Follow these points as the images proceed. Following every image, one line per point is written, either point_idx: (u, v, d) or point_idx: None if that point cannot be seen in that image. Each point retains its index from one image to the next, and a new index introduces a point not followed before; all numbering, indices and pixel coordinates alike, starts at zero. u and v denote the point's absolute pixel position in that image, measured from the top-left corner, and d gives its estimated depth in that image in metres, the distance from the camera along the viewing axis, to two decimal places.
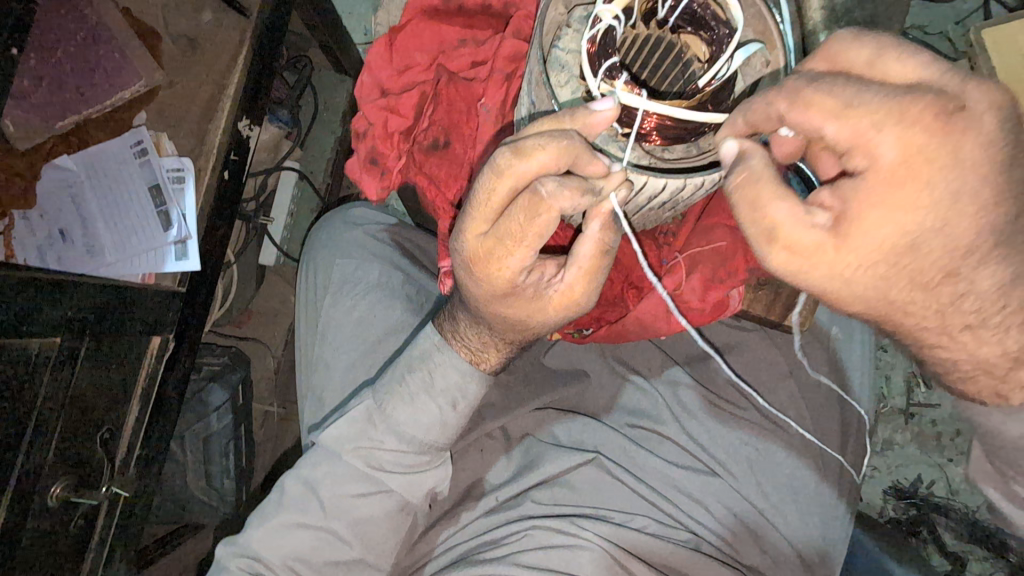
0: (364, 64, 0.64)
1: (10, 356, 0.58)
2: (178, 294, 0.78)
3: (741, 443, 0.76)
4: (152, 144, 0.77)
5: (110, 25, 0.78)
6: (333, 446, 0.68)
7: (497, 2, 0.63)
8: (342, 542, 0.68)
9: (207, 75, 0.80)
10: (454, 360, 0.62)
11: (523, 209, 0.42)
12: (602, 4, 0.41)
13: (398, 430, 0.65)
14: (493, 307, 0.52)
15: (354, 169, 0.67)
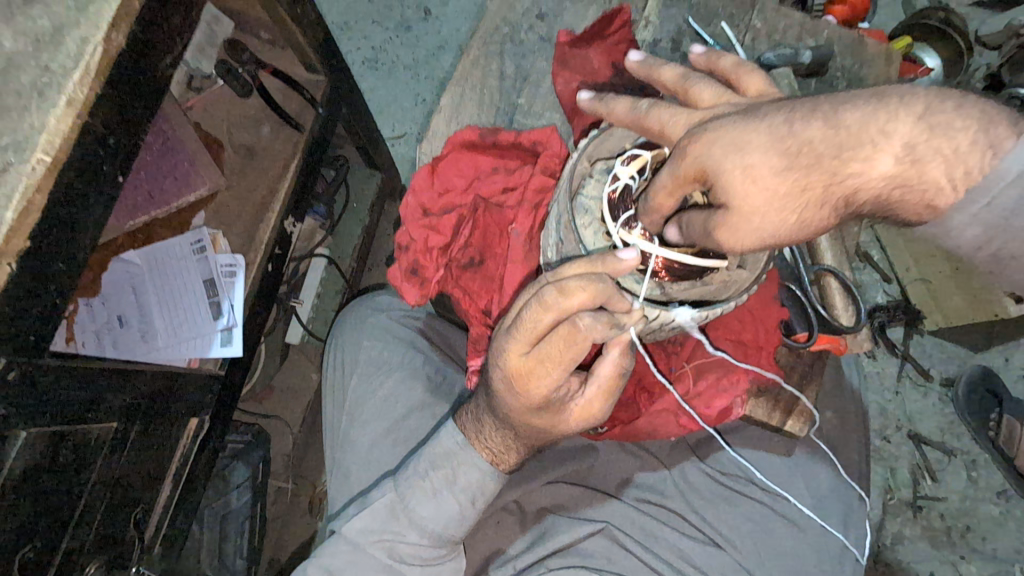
0: (410, 187, 0.76)
1: (74, 442, 0.62)
2: (219, 377, 0.83)
3: (745, 520, 0.79)
4: (209, 242, 0.86)
5: (184, 138, 0.87)
6: (356, 538, 0.71)
7: (527, 139, 0.77)
8: None
9: (263, 179, 0.91)
10: (477, 464, 0.67)
11: (561, 338, 0.50)
12: (620, 167, 0.55)
13: (419, 523, 0.68)
14: (524, 415, 0.58)
15: (396, 277, 0.76)
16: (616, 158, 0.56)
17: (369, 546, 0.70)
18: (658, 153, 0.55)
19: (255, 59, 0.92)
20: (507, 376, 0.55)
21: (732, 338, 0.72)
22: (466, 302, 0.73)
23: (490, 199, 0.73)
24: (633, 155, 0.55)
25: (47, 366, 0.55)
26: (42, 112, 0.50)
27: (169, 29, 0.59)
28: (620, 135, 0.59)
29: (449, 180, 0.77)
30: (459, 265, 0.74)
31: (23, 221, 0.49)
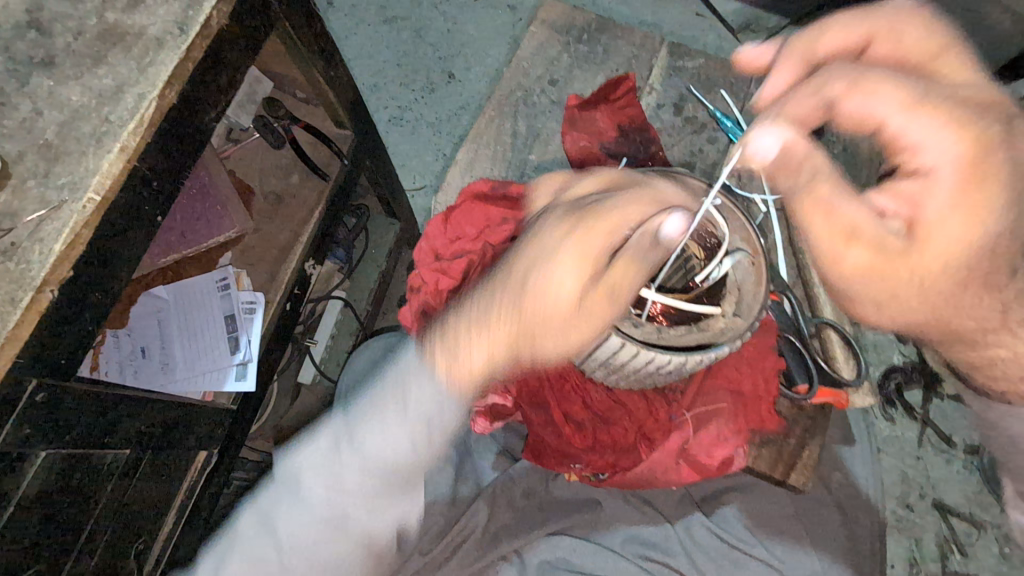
0: (423, 234, 0.81)
1: (91, 467, 0.64)
2: (230, 412, 0.86)
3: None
4: (233, 280, 0.91)
5: (218, 183, 0.93)
6: (295, 471, 0.59)
7: (535, 191, 0.82)
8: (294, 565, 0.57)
9: (287, 224, 0.96)
10: (337, 446, 0.59)
11: (602, 236, 0.55)
12: None
13: (315, 534, 0.58)
14: (544, 317, 0.55)
15: (407, 318, 0.81)
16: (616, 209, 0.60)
17: (246, 565, 0.57)
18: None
19: (290, 115, 1.00)
20: (566, 267, 0.55)
21: (731, 387, 0.73)
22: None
23: (498, 246, 0.78)
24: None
25: (74, 391, 0.58)
26: (98, 157, 0.56)
27: (217, 88, 0.66)
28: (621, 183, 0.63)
29: (460, 227, 0.81)
30: None
31: (69, 252, 0.54)
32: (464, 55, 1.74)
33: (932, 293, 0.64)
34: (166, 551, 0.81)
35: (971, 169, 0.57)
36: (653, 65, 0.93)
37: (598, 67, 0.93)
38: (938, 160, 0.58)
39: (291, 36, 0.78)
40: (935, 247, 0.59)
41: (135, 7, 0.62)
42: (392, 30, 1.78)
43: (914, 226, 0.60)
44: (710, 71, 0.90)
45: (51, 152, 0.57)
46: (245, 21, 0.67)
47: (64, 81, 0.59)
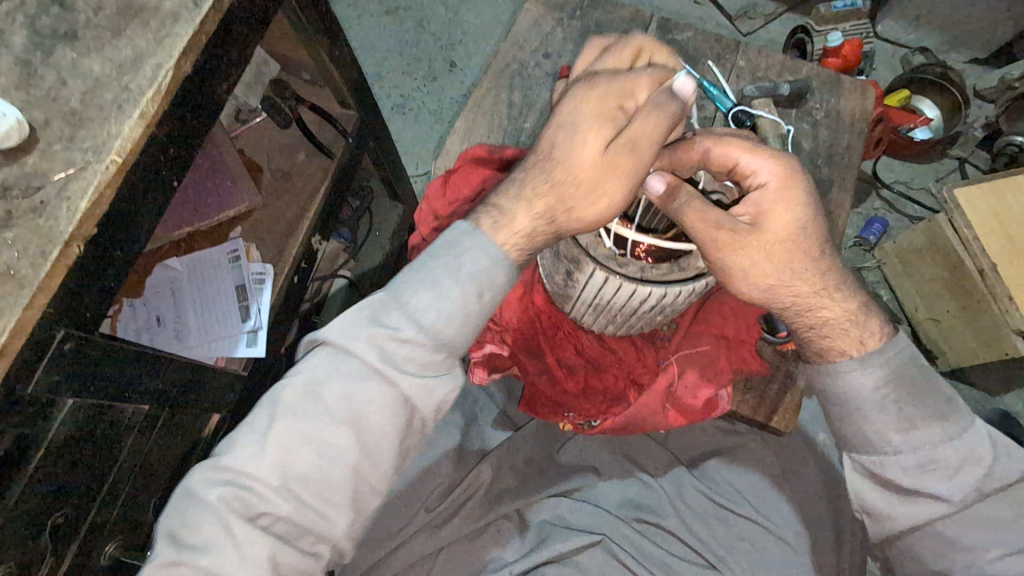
0: (424, 197, 0.88)
1: (111, 418, 0.68)
2: (241, 377, 0.89)
3: (738, 538, 0.81)
4: (244, 252, 0.95)
5: (228, 160, 0.97)
6: (344, 338, 0.64)
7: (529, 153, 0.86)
8: (333, 450, 0.61)
9: (296, 199, 1.01)
10: (348, 328, 0.64)
11: (608, 102, 0.64)
12: None
13: (320, 412, 0.62)
14: (578, 179, 0.64)
15: None
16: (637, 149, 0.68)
17: (254, 444, 0.60)
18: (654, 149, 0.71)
19: (295, 96, 1.04)
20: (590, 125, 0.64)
21: (712, 332, 0.87)
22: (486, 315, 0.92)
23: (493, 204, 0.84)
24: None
25: (98, 343, 0.62)
26: (119, 121, 0.60)
27: (228, 60, 0.69)
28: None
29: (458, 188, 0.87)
30: None
31: (93, 210, 0.58)
32: (464, 43, 1.77)
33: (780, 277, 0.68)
34: None
35: (784, 178, 0.65)
36: (644, 39, 0.94)
37: (591, 42, 0.95)
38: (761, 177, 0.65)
39: (296, 14, 0.81)
40: (782, 231, 0.66)
41: None
42: (393, 19, 1.81)
43: (756, 232, 0.65)
44: (698, 44, 0.93)
45: (76, 118, 0.60)
46: None
47: (86, 53, 0.63)
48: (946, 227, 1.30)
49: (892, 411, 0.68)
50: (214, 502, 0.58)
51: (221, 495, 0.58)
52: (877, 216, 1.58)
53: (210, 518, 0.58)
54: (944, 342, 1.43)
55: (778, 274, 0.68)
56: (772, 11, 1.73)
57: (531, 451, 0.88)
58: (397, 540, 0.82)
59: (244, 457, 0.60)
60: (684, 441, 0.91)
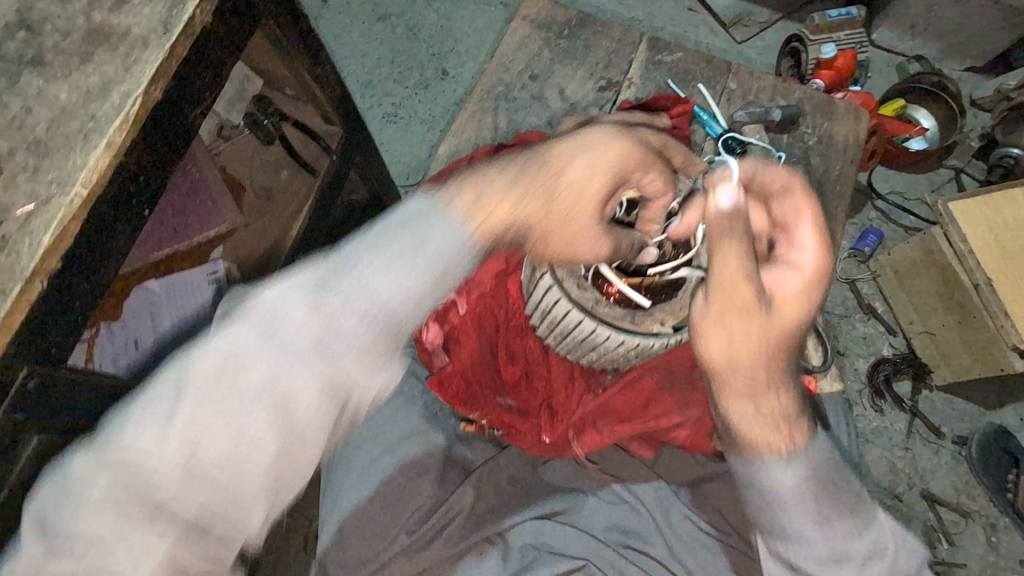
0: (446, 165, 0.79)
1: None
2: None
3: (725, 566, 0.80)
4: (225, 275, 0.93)
5: (209, 179, 0.95)
6: (269, 299, 0.59)
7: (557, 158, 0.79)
8: (252, 439, 0.53)
9: (278, 218, 0.99)
10: (337, 274, 0.61)
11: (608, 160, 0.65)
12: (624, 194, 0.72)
13: (234, 385, 0.54)
14: (545, 226, 0.65)
15: None
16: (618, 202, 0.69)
17: (153, 427, 0.52)
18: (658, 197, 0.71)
19: (279, 112, 1.01)
20: (576, 208, 0.65)
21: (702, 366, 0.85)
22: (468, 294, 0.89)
23: None
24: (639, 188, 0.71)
25: (61, 379, 0.61)
26: (85, 151, 0.58)
27: (202, 84, 0.68)
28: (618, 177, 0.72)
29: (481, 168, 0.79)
30: None
31: (57, 245, 0.56)
32: (456, 52, 1.75)
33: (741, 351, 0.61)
34: None
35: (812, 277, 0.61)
36: (631, 61, 0.86)
37: (577, 62, 0.86)
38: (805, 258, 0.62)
39: (275, 34, 0.79)
40: (786, 323, 0.60)
41: (120, 7, 0.64)
42: (384, 27, 1.79)
43: (768, 304, 0.60)
44: (689, 65, 0.85)
45: (41, 148, 0.59)
46: (227, 19, 0.68)
47: (53, 79, 0.61)
48: (941, 239, 1.30)
49: (811, 503, 0.59)
50: (97, 491, 0.49)
51: (107, 483, 0.50)
52: (871, 227, 1.58)
53: (98, 519, 0.49)
54: (941, 358, 1.41)
55: (751, 353, 0.61)
56: (767, 19, 1.71)
57: (517, 471, 0.87)
58: (378, 563, 0.81)
59: (142, 439, 0.51)
60: (675, 465, 0.88)
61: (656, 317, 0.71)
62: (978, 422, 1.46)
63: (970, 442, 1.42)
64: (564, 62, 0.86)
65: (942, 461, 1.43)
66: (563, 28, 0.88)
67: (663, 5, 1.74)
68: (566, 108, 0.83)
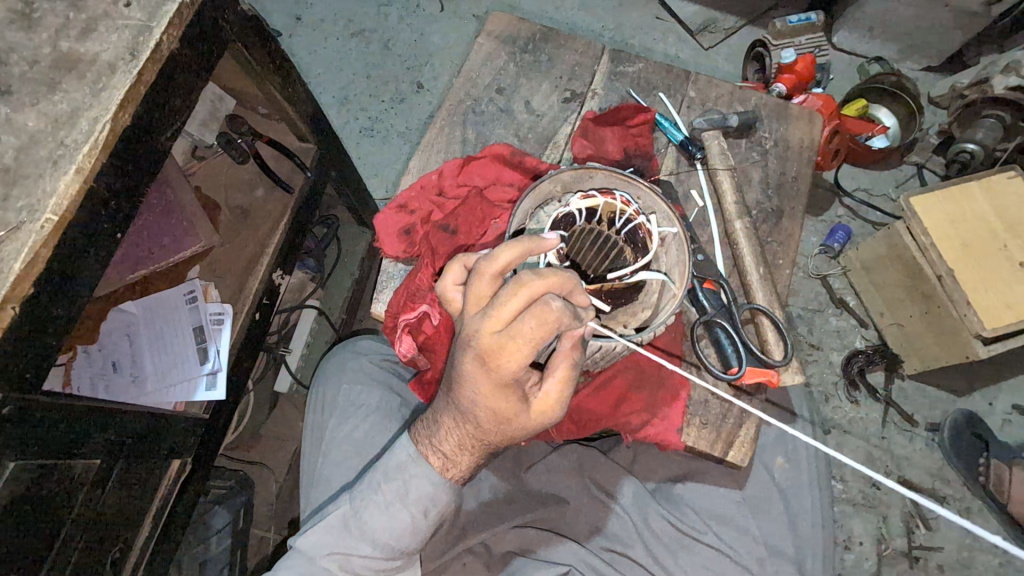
0: (437, 168, 0.79)
1: (58, 477, 0.66)
2: (203, 421, 0.89)
3: (703, 565, 0.82)
4: (201, 293, 0.94)
5: (183, 200, 0.96)
6: (364, 486, 0.71)
7: (545, 168, 0.79)
8: (392, 509, 0.68)
9: (255, 236, 1.00)
10: (427, 473, 0.68)
11: (533, 318, 0.51)
12: (573, 198, 0.58)
13: (383, 488, 0.69)
14: (485, 417, 0.60)
15: (383, 224, 0.77)
16: (543, 233, 0.57)
17: (331, 519, 0.71)
18: (611, 203, 0.58)
19: (252, 132, 1.03)
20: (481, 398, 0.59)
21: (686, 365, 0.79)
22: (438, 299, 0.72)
23: (490, 198, 0.77)
24: (590, 193, 0.59)
25: (40, 404, 0.61)
26: (55, 179, 0.59)
27: (171, 108, 0.69)
28: (567, 177, 0.61)
29: (471, 176, 0.79)
30: (437, 234, 0.76)
31: (28, 272, 0.57)
32: (430, 65, 1.78)
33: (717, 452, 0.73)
34: (142, 560, 0.84)
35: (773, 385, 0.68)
36: (595, 72, 0.88)
37: (543, 74, 0.88)
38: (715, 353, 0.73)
39: (244, 56, 0.80)
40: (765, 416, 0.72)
41: (86, 35, 0.65)
42: (358, 42, 1.81)
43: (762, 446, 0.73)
44: (649, 74, 0.88)
45: (10, 176, 0.59)
46: (195, 44, 0.70)
47: (21, 108, 0.62)
48: (905, 234, 1.34)
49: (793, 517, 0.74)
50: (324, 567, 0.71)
51: (331, 558, 0.71)
52: (840, 224, 1.62)
53: (304, 565, 0.72)
54: (911, 348, 1.45)
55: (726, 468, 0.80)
56: (732, 26, 1.76)
57: (499, 481, 0.87)
58: None
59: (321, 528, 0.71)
60: (648, 463, 0.89)
61: (619, 319, 0.58)
62: (949, 409, 1.51)
63: (941, 427, 1.47)
64: (529, 74, 0.88)
65: (915, 448, 1.48)
66: (528, 41, 0.90)
67: (632, 14, 1.78)
68: (533, 119, 0.86)
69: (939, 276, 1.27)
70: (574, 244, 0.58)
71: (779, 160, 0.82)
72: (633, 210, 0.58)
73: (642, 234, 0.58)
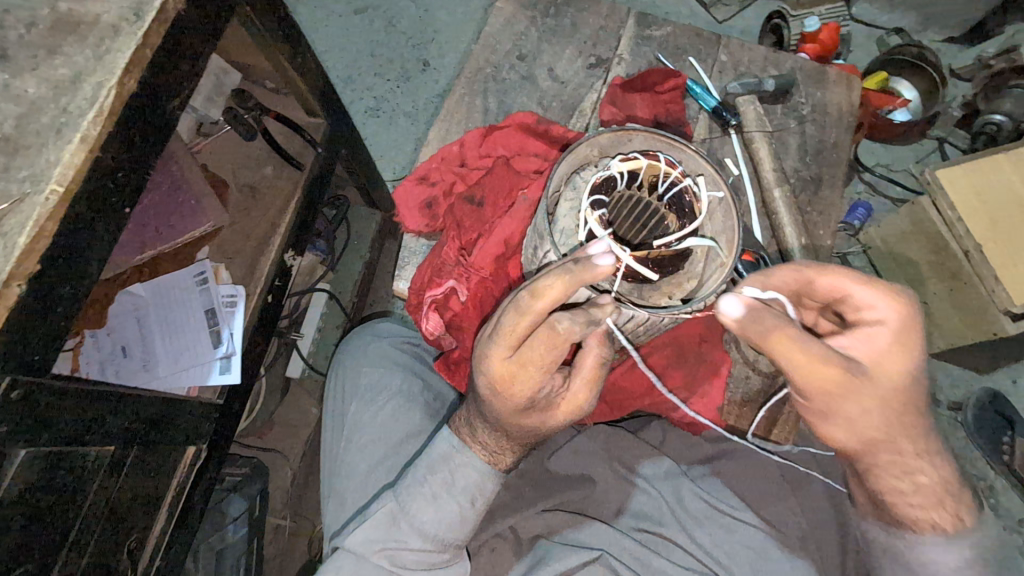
0: (458, 138, 0.76)
1: (70, 464, 0.63)
2: (216, 406, 0.85)
3: (744, 547, 0.76)
4: (212, 274, 0.90)
5: (191, 178, 0.92)
6: (410, 481, 0.69)
7: (573, 138, 0.75)
8: (443, 499, 0.68)
9: (266, 215, 0.96)
10: (473, 461, 0.68)
11: (544, 340, 0.55)
12: (614, 161, 0.54)
13: (433, 480, 0.68)
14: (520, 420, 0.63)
15: (404, 197, 0.75)
16: (581, 199, 0.53)
17: (377, 517, 0.70)
18: (656, 165, 0.54)
19: (260, 105, 0.98)
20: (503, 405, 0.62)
21: (715, 340, 0.77)
22: (465, 274, 0.70)
23: (516, 169, 0.73)
24: (631, 155, 0.54)
25: (49, 387, 0.58)
26: (58, 148, 0.55)
27: (178, 74, 0.65)
28: (604, 142, 0.56)
29: (494, 147, 0.76)
30: (462, 206, 0.73)
31: (33, 247, 0.53)
32: (436, 42, 1.72)
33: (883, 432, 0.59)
34: (159, 549, 0.81)
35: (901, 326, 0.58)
36: (620, 37, 0.84)
37: (566, 41, 0.84)
38: (883, 314, 0.58)
39: (252, 22, 0.76)
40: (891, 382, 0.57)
41: None
42: (361, 20, 1.76)
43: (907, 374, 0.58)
44: (678, 38, 0.83)
45: (10, 145, 0.55)
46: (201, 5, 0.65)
47: (19, 73, 0.58)
48: (930, 209, 1.29)
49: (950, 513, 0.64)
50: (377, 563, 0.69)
51: (381, 555, 0.69)
52: (860, 201, 1.58)
53: (351, 561, 0.71)
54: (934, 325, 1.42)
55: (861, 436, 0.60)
56: None
57: (522, 463, 0.85)
58: None
59: (366, 525, 0.70)
60: (681, 444, 0.85)
61: (663, 291, 0.53)
62: (973, 388, 1.49)
63: (965, 407, 1.44)
64: (551, 39, 0.84)
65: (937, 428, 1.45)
66: (549, 5, 0.85)
67: None
68: (557, 87, 0.81)
69: (968, 251, 1.23)
70: (615, 213, 0.55)
71: (816, 125, 0.78)
72: (679, 172, 0.54)
73: (689, 199, 0.54)
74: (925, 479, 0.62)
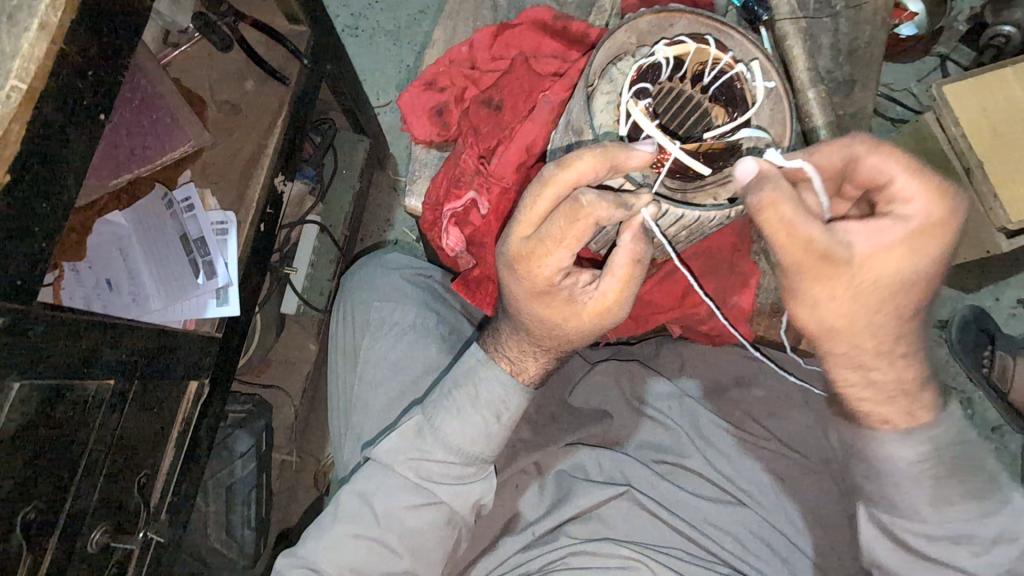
0: (468, 38, 0.70)
1: (70, 398, 0.59)
2: (216, 339, 0.81)
3: (765, 474, 0.78)
4: (198, 200, 0.83)
5: (164, 94, 0.83)
6: (438, 399, 0.68)
7: (595, 35, 0.68)
8: (468, 417, 0.66)
9: (249, 135, 0.87)
10: (497, 376, 0.66)
11: (563, 215, 0.49)
12: (660, 45, 0.49)
13: (461, 398, 0.67)
14: (545, 321, 0.59)
15: (413, 107, 0.71)
16: (623, 89, 0.48)
17: (401, 431, 0.70)
18: (704, 50, 0.49)
19: (233, 10, 0.87)
20: (532, 310, 0.58)
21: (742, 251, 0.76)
22: (486, 184, 0.66)
23: (535, 69, 0.67)
24: (677, 39, 0.49)
25: (37, 316, 0.52)
26: (11, 37, 0.46)
27: None
28: (645, 26, 0.51)
29: (509, 47, 0.70)
30: (476, 113, 0.68)
31: None
32: None
33: (854, 318, 0.53)
34: (171, 485, 0.79)
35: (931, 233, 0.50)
36: None
37: None
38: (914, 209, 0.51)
39: None
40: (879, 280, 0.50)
41: None
42: None
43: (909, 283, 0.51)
44: None
45: None
46: None
47: None
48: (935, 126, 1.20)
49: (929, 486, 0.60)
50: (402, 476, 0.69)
51: (404, 467, 0.69)
52: None
53: (376, 473, 0.71)
54: None
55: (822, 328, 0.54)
56: None
57: (542, 399, 0.85)
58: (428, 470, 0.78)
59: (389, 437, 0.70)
60: (701, 365, 0.85)
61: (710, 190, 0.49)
62: (958, 307, 1.40)
63: None
64: None
65: None
66: None
67: None
68: None
69: None
70: (660, 106, 0.50)
71: (850, 24, 0.73)
72: (729, 59, 0.49)
73: (740, 86, 0.49)
74: (886, 378, 0.57)
